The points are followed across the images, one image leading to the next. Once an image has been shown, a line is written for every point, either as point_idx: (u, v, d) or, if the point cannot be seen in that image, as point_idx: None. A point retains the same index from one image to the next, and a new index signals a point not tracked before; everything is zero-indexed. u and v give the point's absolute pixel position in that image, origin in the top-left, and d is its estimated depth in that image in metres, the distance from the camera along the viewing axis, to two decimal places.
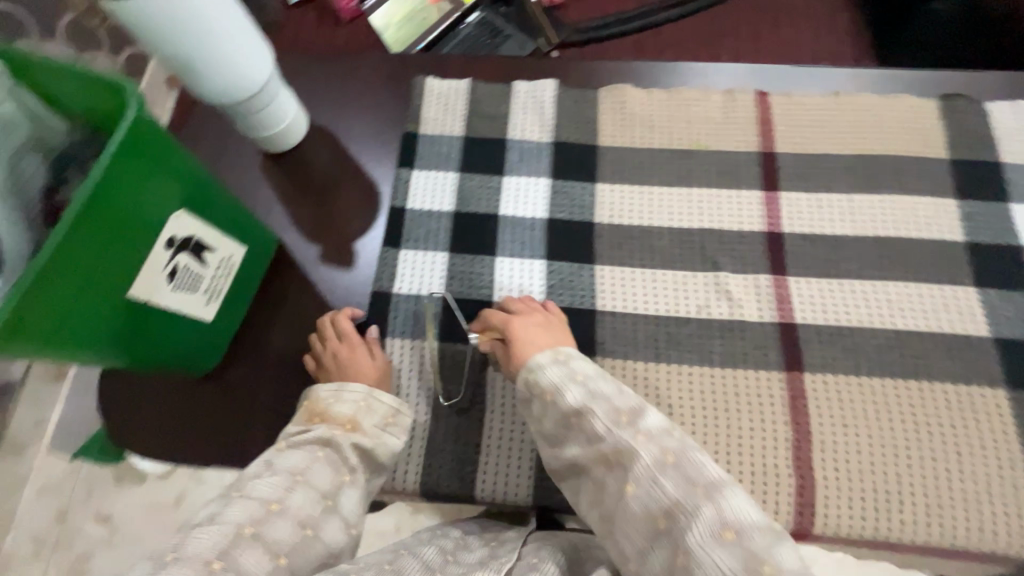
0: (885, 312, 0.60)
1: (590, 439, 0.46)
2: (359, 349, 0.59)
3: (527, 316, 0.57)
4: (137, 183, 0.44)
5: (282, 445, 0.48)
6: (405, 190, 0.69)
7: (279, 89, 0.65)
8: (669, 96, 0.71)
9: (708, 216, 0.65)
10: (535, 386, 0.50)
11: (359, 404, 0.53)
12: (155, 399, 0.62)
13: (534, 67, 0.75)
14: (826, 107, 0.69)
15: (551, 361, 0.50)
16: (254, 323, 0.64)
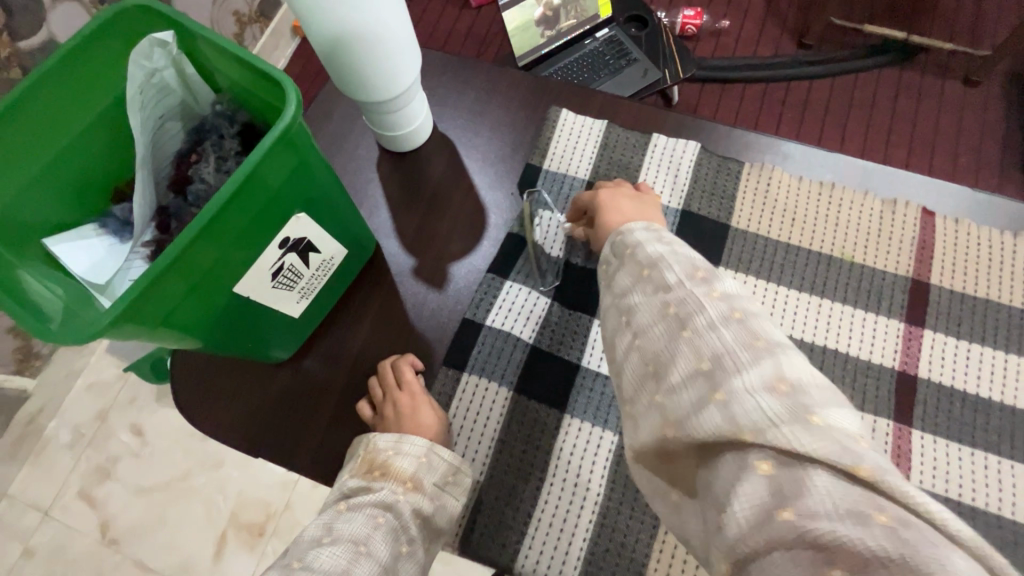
0: (1017, 500, 0.53)
1: (657, 287, 0.40)
2: (420, 399, 0.56)
3: (615, 188, 0.58)
4: (274, 183, 0.42)
5: (343, 506, 0.46)
6: (517, 223, 0.66)
7: (414, 95, 0.63)
8: (820, 189, 0.64)
9: (835, 334, 0.59)
10: (621, 246, 0.46)
11: (420, 460, 0.51)
12: (227, 379, 0.61)
13: (678, 121, 0.69)
14: (1001, 247, 0.61)
15: (644, 228, 0.46)
16: (336, 323, 0.63)
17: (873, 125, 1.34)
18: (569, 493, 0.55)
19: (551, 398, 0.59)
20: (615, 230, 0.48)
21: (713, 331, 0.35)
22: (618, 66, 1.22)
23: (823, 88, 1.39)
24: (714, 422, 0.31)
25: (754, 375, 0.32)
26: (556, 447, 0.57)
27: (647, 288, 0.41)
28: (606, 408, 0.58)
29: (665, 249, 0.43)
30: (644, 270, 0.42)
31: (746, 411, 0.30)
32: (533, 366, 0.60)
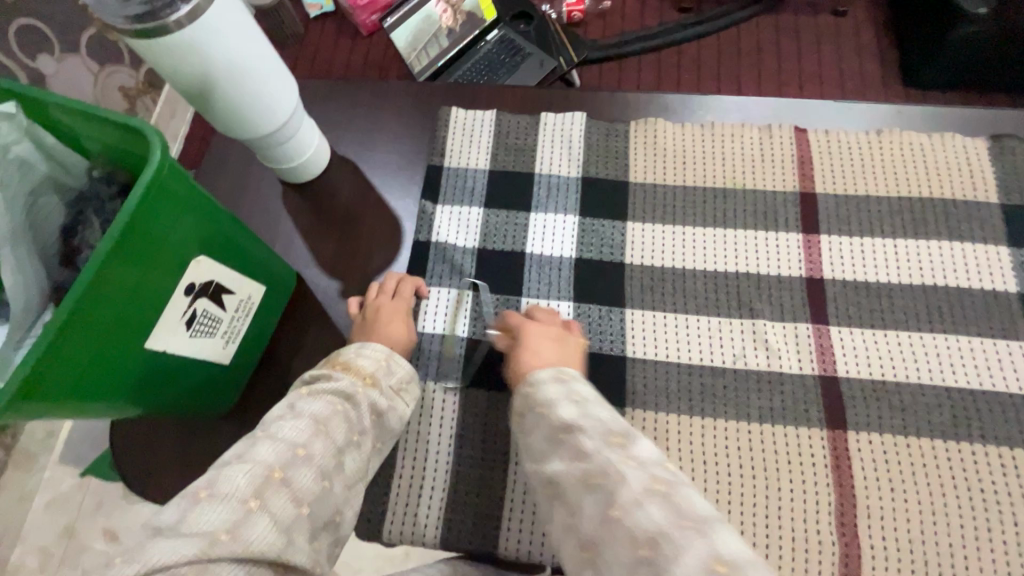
0: (935, 367, 0.57)
1: (553, 426, 0.46)
2: (398, 313, 0.59)
3: (545, 325, 0.57)
4: (160, 230, 0.43)
5: (305, 389, 0.49)
6: (430, 224, 0.66)
7: (301, 122, 0.64)
8: (701, 130, 0.68)
9: (744, 260, 0.63)
10: (534, 400, 0.49)
11: (380, 363, 0.54)
12: (174, 442, 0.60)
13: (565, 100, 0.73)
14: (868, 146, 0.66)
15: (551, 379, 0.50)
16: (275, 362, 0.63)
17: (762, 71, 1.43)
18: None
19: (498, 381, 0.60)
20: (524, 380, 0.51)
21: (604, 454, 0.42)
22: (515, 63, 1.25)
23: (708, 45, 1.47)
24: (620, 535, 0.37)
25: (636, 484, 0.39)
26: None
27: (537, 421, 0.47)
28: None
29: (561, 386, 0.49)
30: (539, 411, 0.48)
31: (639, 522, 0.37)
32: (475, 357, 0.61)
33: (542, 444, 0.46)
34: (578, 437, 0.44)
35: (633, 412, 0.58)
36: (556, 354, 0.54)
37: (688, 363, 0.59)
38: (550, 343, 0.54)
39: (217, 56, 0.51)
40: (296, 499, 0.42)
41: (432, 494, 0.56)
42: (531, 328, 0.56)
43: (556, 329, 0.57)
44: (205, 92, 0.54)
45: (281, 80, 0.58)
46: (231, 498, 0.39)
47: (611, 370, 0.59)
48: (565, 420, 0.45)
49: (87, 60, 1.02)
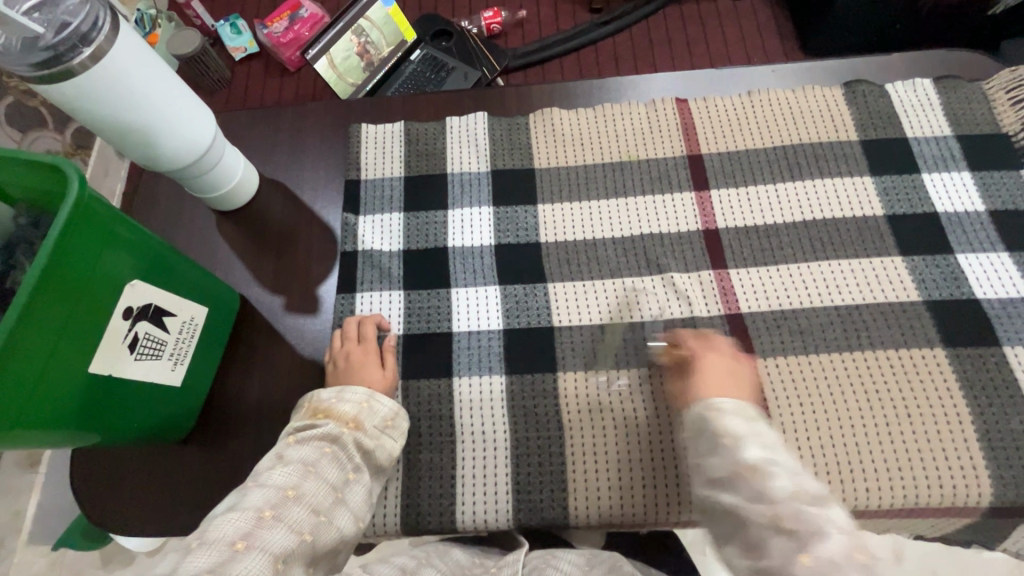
0: (823, 291, 0.64)
1: (752, 478, 0.47)
2: (370, 357, 0.61)
3: (714, 354, 0.58)
4: (91, 256, 0.47)
5: (293, 438, 0.54)
6: (353, 235, 0.70)
7: (223, 151, 0.67)
8: (594, 114, 0.75)
9: (647, 223, 0.68)
10: (719, 429, 0.51)
11: (362, 405, 0.57)
12: (140, 474, 0.63)
13: (471, 105, 0.79)
14: (741, 107, 0.74)
15: (736, 411, 0.52)
16: (232, 381, 0.66)
17: (674, 56, 1.52)
18: (483, 442, 0.60)
19: (437, 368, 0.64)
20: (704, 403, 0.53)
21: (769, 480, 0.47)
22: (440, 79, 1.27)
23: (622, 40, 1.56)
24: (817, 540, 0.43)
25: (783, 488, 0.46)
26: (457, 405, 0.62)
27: (722, 452, 0.49)
28: (487, 356, 0.63)
29: (742, 418, 0.51)
30: (723, 440, 0.50)
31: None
32: (412, 349, 0.64)
33: (721, 470, 0.48)
34: (749, 479, 0.47)
35: (565, 375, 0.62)
36: (737, 387, 0.56)
37: (608, 323, 0.64)
38: None
39: (130, 98, 0.54)
40: (295, 528, 0.47)
41: (389, 485, 0.59)
42: (710, 356, 0.57)
43: (732, 357, 0.59)
44: (121, 132, 0.57)
45: (199, 115, 0.62)
46: (218, 543, 0.43)
47: (538, 341, 0.64)
48: (753, 460, 0.48)
49: (7, 128, 1.01)
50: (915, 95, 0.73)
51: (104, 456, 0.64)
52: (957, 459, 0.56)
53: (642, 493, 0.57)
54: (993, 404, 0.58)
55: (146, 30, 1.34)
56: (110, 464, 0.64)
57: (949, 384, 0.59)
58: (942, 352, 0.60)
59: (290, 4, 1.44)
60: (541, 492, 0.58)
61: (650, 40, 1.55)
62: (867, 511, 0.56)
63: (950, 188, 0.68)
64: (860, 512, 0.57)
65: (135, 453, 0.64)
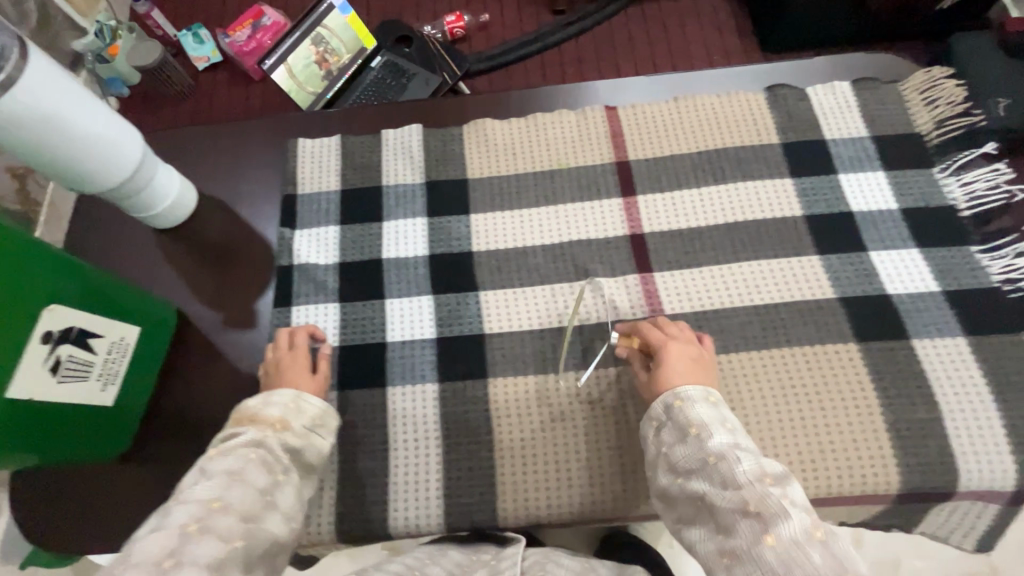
0: (741, 291, 0.66)
1: (726, 482, 0.47)
2: (300, 362, 0.61)
3: (683, 343, 0.59)
4: (7, 286, 0.47)
5: (215, 450, 0.50)
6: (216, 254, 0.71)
7: (153, 170, 0.68)
8: (527, 124, 0.76)
9: (579, 229, 0.70)
10: (682, 415, 0.53)
11: (289, 407, 0.56)
12: (77, 490, 0.64)
13: (408, 116, 0.80)
14: (668, 112, 0.76)
15: (703, 398, 0.53)
16: (171, 396, 0.67)
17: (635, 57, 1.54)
18: (415, 449, 0.62)
19: (370, 376, 0.65)
20: (673, 391, 0.55)
21: (759, 484, 0.46)
22: (402, 85, 1.25)
23: (585, 42, 1.58)
24: (769, 561, 0.42)
25: (788, 527, 0.43)
26: (391, 414, 0.63)
27: (690, 443, 0.51)
28: (420, 365, 0.65)
29: (710, 408, 0.53)
30: (692, 430, 0.51)
31: (799, 559, 0.41)
32: (346, 360, 0.66)
33: (687, 460, 0.51)
34: (732, 466, 0.48)
35: (496, 381, 0.64)
36: (703, 374, 0.56)
37: (537, 327, 0.66)
38: (693, 362, 0.57)
39: (47, 124, 0.55)
40: (225, 536, 0.44)
41: (324, 492, 0.61)
42: (671, 348, 0.58)
43: (697, 349, 0.59)
44: (38, 158, 0.57)
45: (122, 137, 0.63)
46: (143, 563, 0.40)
47: (470, 347, 0.66)
48: (717, 449, 0.49)
49: None
50: (833, 98, 0.76)
51: (49, 476, 0.65)
52: (866, 448, 0.59)
53: (574, 491, 0.60)
54: (899, 391, 0.61)
55: (106, 41, 1.32)
56: (56, 483, 0.65)
57: (859, 377, 0.62)
58: (854, 346, 0.63)
59: (252, 13, 1.45)
60: (475, 494, 0.60)
61: (615, 41, 1.57)
62: None
63: (876, 186, 0.71)
64: None
65: (79, 472, 0.65)
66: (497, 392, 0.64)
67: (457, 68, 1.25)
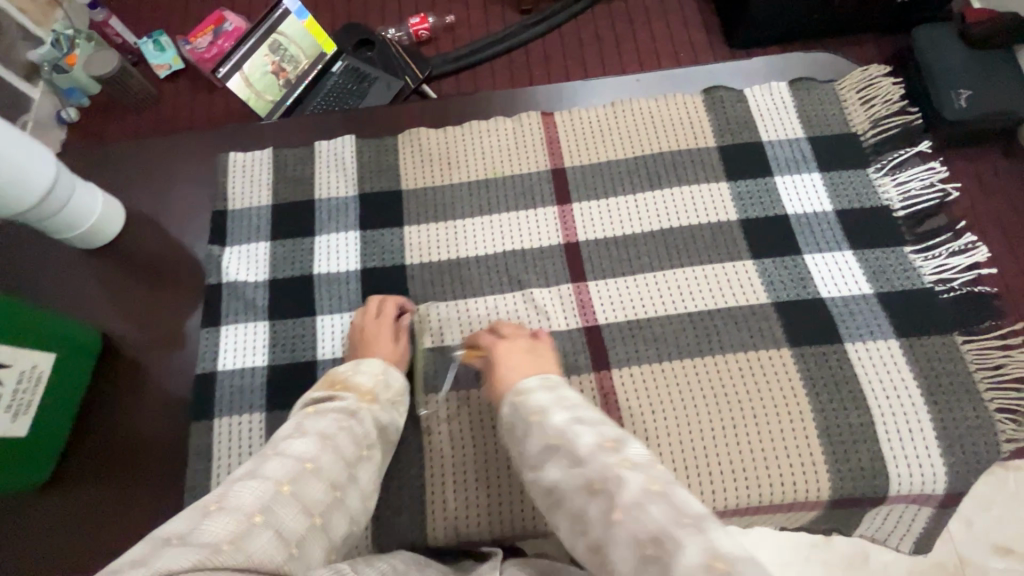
0: (790, 286, 0.64)
1: (572, 461, 0.42)
2: (385, 331, 0.60)
3: (512, 339, 0.57)
4: None
5: (310, 409, 0.50)
6: (219, 266, 0.67)
7: (75, 185, 0.64)
8: (550, 120, 0.74)
9: (632, 222, 0.68)
10: (524, 409, 0.48)
11: (378, 377, 0.56)
12: (71, 512, 0.60)
13: (425, 117, 0.77)
14: (696, 104, 0.73)
15: (541, 386, 0.49)
16: (174, 412, 0.63)
17: (635, 50, 1.37)
18: (452, 459, 0.59)
19: None
20: (514, 388, 0.50)
21: (600, 455, 0.41)
22: (363, 91, 1.15)
23: (575, 33, 1.39)
24: (626, 532, 0.36)
25: (634, 486, 0.38)
26: (426, 423, 0.60)
27: (536, 429, 0.46)
28: (456, 373, 0.62)
29: (549, 393, 0.48)
30: (534, 418, 0.46)
31: (641, 520, 0.36)
32: None
33: (536, 450, 0.45)
34: (574, 441, 0.43)
35: None
36: (536, 366, 0.54)
37: (572, 328, 0.63)
38: (523, 357, 0.55)
39: None
40: (307, 510, 0.41)
41: None
42: (505, 344, 0.57)
43: (529, 343, 0.57)
44: None
45: (41, 153, 0.59)
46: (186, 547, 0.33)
47: None
48: (559, 428, 0.44)
49: None
50: (863, 86, 0.73)
51: (51, 501, 0.61)
52: (915, 443, 0.57)
53: None
54: (945, 392, 0.59)
55: (63, 51, 1.20)
56: (57, 509, 0.60)
57: (903, 369, 0.60)
58: (895, 342, 0.61)
59: (213, 18, 1.31)
60: (518, 504, 0.58)
61: (614, 27, 1.39)
62: (827, 500, 0.57)
63: (915, 175, 0.68)
64: (821, 501, 0.57)
65: (84, 493, 0.61)
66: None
67: (415, 78, 1.15)
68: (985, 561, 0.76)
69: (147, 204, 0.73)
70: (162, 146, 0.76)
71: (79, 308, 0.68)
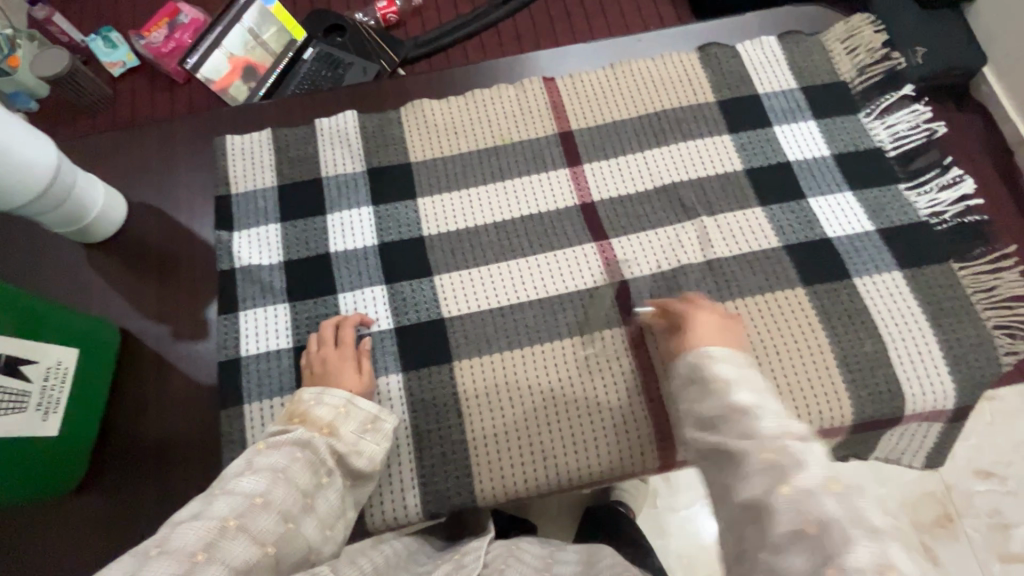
0: (799, 229, 0.66)
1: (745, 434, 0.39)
2: (346, 362, 0.58)
3: (708, 312, 0.55)
4: None
5: (263, 445, 0.49)
6: (229, 252, 0.66)
7: (78, 177, 0.61)
8: (551, 85, 0.74)
9: (641, 179, 0.69)
10: (699, 371, 0.46)
11: (339, 410, 0.54)
12: (100, 508, 0.58)
13: (424, 91, 0.76)
14: (693, 62, 0.75)
15: (725, 355, 0.47)
16: (195, 401, 0.62)
17: (614, 20, 1.37)
18: (489, 424, 0.60)
19: (436, 356, 0.62)
20: (696, 350, 0.48)
21: (780, 438, 0.38)
22: (339, 77, 1.08)
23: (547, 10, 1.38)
24: (785, 511, 0.34)
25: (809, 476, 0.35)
26: (461, 390, 0.61)
27: (711, 396, 0.44)
28: (486, 339, 0.62)
29: (732, 365, 0.46)
30: (714, 383, 0.44)
31: (813, 510, 0.33)
32: (405, 342, 0.63)
33: (709, 410, 0.43)
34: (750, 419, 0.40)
35: (556, 347, 0.62)
36: (726, 339, 0.52)
37: (599, 285, 0.64)
38: (717, 326, 0.53)
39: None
40: (259, 540, 0.41)
41: (401, 473, 0.59)
42: (700, 314, 0.54)
43: (723, 318, 0.55)
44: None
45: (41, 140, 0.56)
46: (177, 553, 0.37)
47: (531, 314, 0.63)
48: (743, 401, 0.42)
49: None
50: (848, 37, 0.76)
51: (81, 504, 0.59)
52: (924, 368, 0.61)
53: (649, 445, 0.59)
54: (946, 317, 0.63)
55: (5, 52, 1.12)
56: (89, 512, 0.58)
57: (908, 298, 0.63)
58: (898, 274, 0.64)
59: (168, 11, 1.23)
60: (558, 459, 0.59)
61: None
62: (850, 426, 0.60)
63: (902, 119, 0.72)
64: (844, 428, 0.60)
65: (115, 495, 0.59)
66: (555, 356, 0.62)
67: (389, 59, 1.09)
68: (968, 484, 0.81)
69: (146, 193, 0.71)
70: (154, 134, 0.74)
71: (84, 302, 0.66)
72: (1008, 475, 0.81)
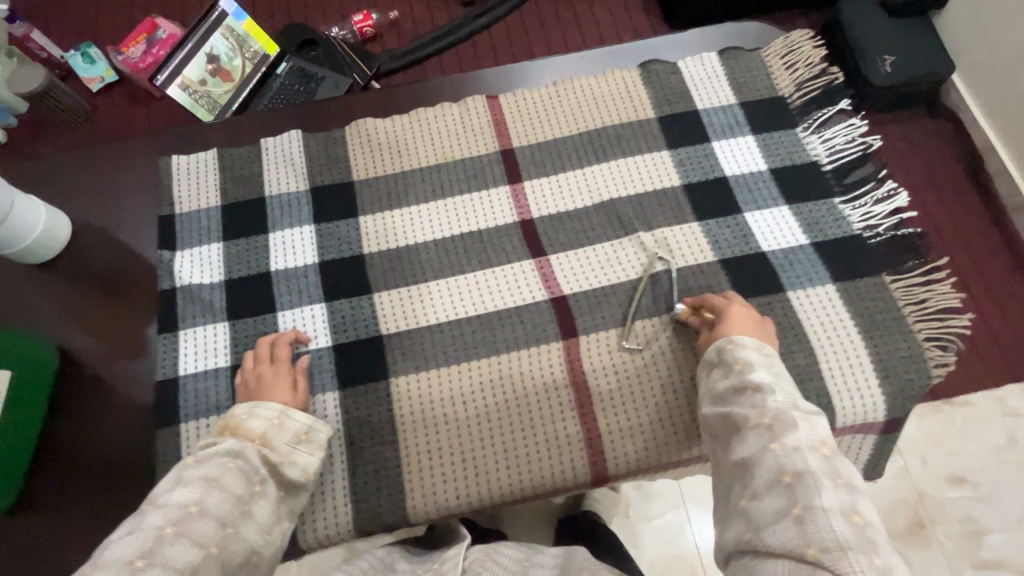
0: (734, 243, 0.67)
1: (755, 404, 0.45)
2: (281, 377, 0.58)
3: (746, 307, 0.58)
4: None
5: (191, 458, 0.48)
6: (171, 272, 0.67)
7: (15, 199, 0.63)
8: (495, 102, 0.75)
9: (580, 195, 0.70)
10: (726, 356, 0.51)
11: (272, 422, 0.54)
12: (38, 528, 0.59)
13: (372, 109, 0.77)
14: (636, 78, 0.76)
15: (755, 346, 0.51)
16: (136, 418, 0.62)
17: (584, 33, 1.38)
18: (422, 440, 0.60)
19: (374, 372, 0.63)
20: (727, 337, 0.53)
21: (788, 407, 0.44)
22: (310, 90, 1.07)
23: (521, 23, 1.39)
24: (772, 460, 0.40)
25: (800, 434, 0.41)
26: (396, 405, 0.61)
27: (733, 375, 0.49)
28: (422, 355, 0.63)
29: (761, 355, 0.51)
30: (737, 365, 0.50)
31: (797, 461, 0.39)
32: (342, 360, 0.63)
33: (727, 391, 0.49)
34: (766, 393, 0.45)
35: (490, 362, 0.63)
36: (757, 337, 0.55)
37: (537, 300, 0.65)
38: (750, 323, 0.56)
39: None
40: (201, 543, 0.41)
41: (335, 489, 0.59)
42: (739, 307, 0.57)
43: (757, 317, 0.58)
44: None
45: None
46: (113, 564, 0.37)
47: (469, 330, 0.64)
48: (757, 381, 0.47)
49: None
50: (787, 52, 0.77)
51: (18, 525, 0.59)
52: (856, 378, 0.61)
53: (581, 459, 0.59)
54: (880, 327, 0.63)
55: None
56: (26, 532, 0.59)
57: (840, 310, 0.64)
58: (831, 287, 0.65)
59: (145, 26, 1.23)
60: (491, 473, 0.59)
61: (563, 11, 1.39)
62: None
63: (838, 133, 0.73)
64: None
65: (52, 514, 0.59)
66: (489, 371, 0.62)
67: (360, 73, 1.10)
68: (938, 490, 0.81)
69: (92, 213, 0.71)
70: (102, 155, 0.75)
71: (28, 324, 0.66)
72: (979, 481, 0.82)
